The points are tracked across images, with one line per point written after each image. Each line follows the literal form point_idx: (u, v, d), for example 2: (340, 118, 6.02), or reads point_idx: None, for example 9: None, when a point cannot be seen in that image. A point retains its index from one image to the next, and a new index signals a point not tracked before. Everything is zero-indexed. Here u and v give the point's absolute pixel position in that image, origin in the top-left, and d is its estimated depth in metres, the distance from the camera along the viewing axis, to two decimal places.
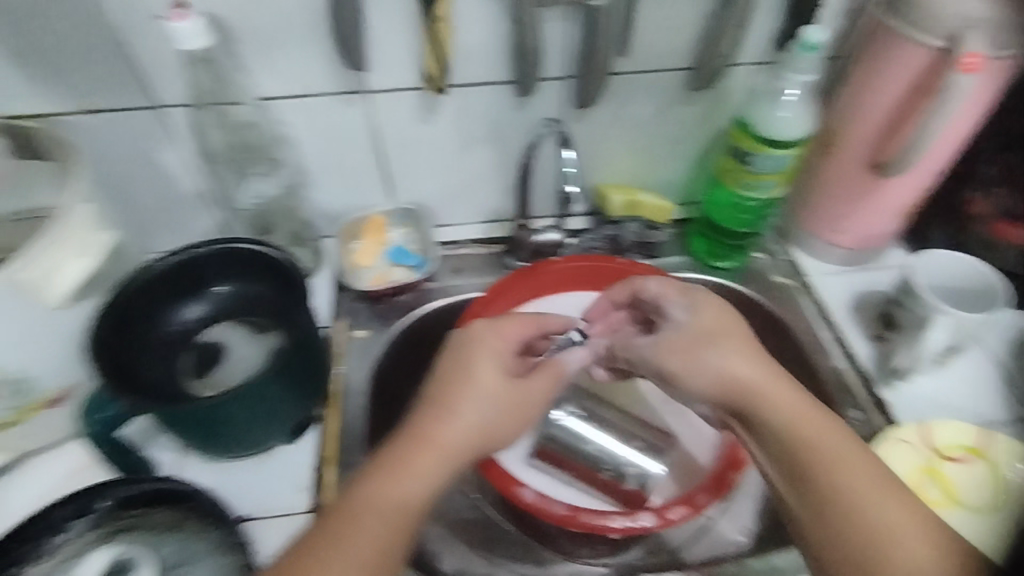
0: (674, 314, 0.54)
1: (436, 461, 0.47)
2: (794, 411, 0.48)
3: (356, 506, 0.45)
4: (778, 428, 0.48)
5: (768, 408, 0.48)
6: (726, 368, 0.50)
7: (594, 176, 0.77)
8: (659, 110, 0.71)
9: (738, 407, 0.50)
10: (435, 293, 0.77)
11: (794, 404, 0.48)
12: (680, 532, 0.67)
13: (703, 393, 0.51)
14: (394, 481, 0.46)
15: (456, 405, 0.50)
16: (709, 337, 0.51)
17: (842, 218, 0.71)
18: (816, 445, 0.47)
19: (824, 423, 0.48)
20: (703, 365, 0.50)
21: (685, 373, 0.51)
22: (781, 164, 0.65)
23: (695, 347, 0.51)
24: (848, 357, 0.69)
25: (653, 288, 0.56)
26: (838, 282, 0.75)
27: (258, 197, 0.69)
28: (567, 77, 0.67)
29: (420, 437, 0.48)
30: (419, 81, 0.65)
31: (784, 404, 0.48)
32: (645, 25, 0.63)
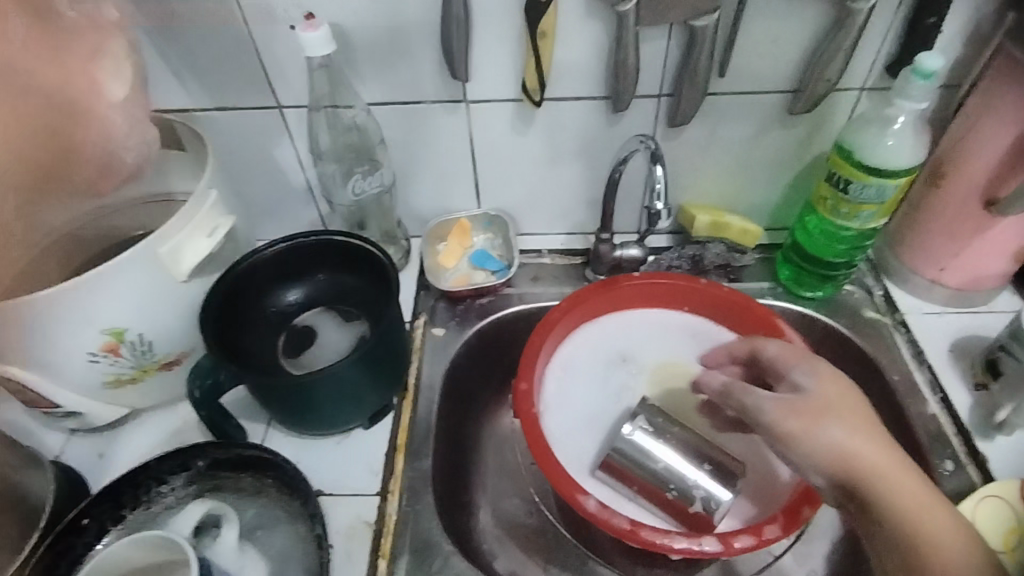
0: (799, 379, 0.52)
1: None
2: (906, 486, 0.45)
3: None
4: (883, 500, 0.45)
5: (887, 496, 0.44)
6: (848, 439, 0.46)
7: (681, 195, 0.76)
8: (755, 132, 0.70)
9: (854, 489, 0.45)
10: (513, 298, 0.79)
11: (914, 494, 0.44)
12: (742, 564, 0.65)
13: (816, 464, 0.47)
14: None
15: None
16: (832, 409, 0.47)
17: (947, 255, 0.67)
18: (937, 536, 0.43)
19: (948, 521, 0.44)
20: (822, 437, 0.47)
21: (800, 437, 0.47)
22: (885, 194, 0.62)
23: (817, 415, 0.48)
24: (945, 405, 0.65)
25: (771, 350, 0.56)
26: (938, 324, 0.70)
27: (356, 193, 0.72)
28: (663, 95, 0.67)
29: None
30: (516, 93, 0.68)
31: (906, 494, 0.44)
32: (747, 46, 0.63)
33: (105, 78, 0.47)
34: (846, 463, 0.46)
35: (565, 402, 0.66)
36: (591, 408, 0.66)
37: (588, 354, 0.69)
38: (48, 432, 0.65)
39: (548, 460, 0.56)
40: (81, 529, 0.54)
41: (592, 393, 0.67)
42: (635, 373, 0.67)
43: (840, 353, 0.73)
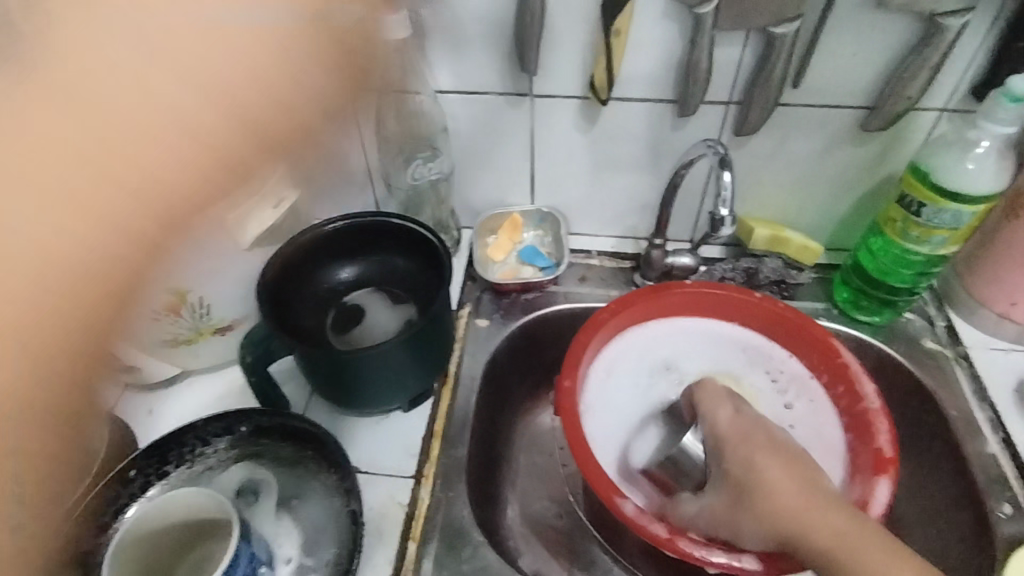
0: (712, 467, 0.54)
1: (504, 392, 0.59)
2: (826, 520, 0.45)
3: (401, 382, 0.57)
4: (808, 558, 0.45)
5: (809, 553, 0.45)
6: (764, 531, 0.47)
7: (739, 206, 0.75)
8: (824, 147, 0.68)
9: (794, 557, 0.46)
10: (558, 296, 0.79)
11: (821, 527, 0.45)
12: None
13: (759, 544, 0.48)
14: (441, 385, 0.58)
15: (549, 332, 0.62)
16: (745, 498, 0.49)
17: (1020, 288, 0.64)
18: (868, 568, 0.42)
19: (853, 533, 0.43)
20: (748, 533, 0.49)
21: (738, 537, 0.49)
22: (960, 220, 0.59)
23: (736, 512, 0.50)
24: (1006, 445, 0.61)
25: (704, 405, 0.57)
26: (1003, 361, 0.67)
27: (416, 177, 0.74)
28: (732, 103, 0.66)
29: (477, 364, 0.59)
30: (582, 91, 0.67)
31: (815, 533, 0.45)
32: (825, 57, 0.61)
33: None
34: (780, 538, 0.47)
35: (606, 403, 0.65)
36: (633, 412, 0.65)
37: (634, 359, 0.68)
38: None
39: (586, 460, 0.56)
40: (127, 480, 0.56)
41: (635, 397, 0.66)
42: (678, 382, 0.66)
43: (895, 382, 0.71)
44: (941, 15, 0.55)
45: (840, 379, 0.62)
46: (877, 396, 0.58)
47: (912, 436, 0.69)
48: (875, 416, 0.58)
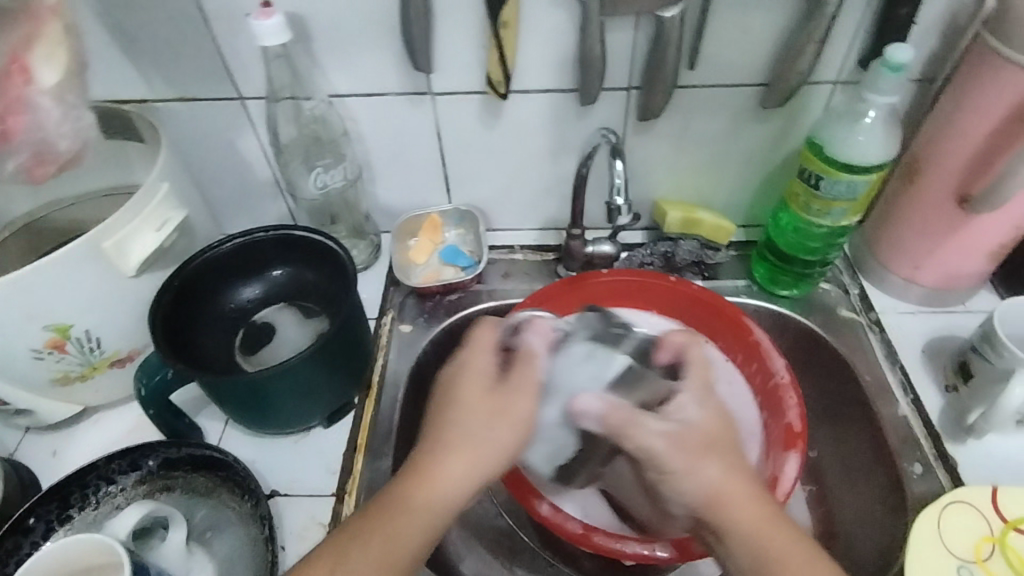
0: (683, 398, 0.46)
1: (432, 498, 0.43)
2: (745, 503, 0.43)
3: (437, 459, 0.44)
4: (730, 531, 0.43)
5: (729, 526, 0.43)
6: (723, 476, 0.44)
7: (653, 190, 0.75)
8: (728, 127, 0.68)
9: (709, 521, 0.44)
10: (482, 295, 0.78)
11: (750, 515, 0.43)
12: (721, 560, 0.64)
13: (687, 498, 0.44)
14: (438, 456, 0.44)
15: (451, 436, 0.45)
16: (714, 447, 0.45)
17: (921, 252, 0.65)
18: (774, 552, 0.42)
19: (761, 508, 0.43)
20: (699, 474, 0.44)
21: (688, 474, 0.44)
22: (855, 190, 0.60)
23: (703, 452, 0.44)
24: (915, 406, 0.63)
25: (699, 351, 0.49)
26: (912, 323, 0.69)
27: (319, 186, 0.70)
28: (632, 88, 0.66)
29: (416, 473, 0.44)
30: (482, 85, 0.66)
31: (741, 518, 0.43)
32: (716, 37, 0.61)
33: (40, 65, 0.45)
34: (713, 499, 0.43)
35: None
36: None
37: None
38: (2, 428, 0.64)
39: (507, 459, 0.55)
40: (28, 529, 0.53)
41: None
42: None
43: (813, 354, 0.72)
44: None
45: (752, 356, 0.63)
46: (786, 370, 0.60)
47: (833, 406, 0.70)
48: (785, 390, 0.59)
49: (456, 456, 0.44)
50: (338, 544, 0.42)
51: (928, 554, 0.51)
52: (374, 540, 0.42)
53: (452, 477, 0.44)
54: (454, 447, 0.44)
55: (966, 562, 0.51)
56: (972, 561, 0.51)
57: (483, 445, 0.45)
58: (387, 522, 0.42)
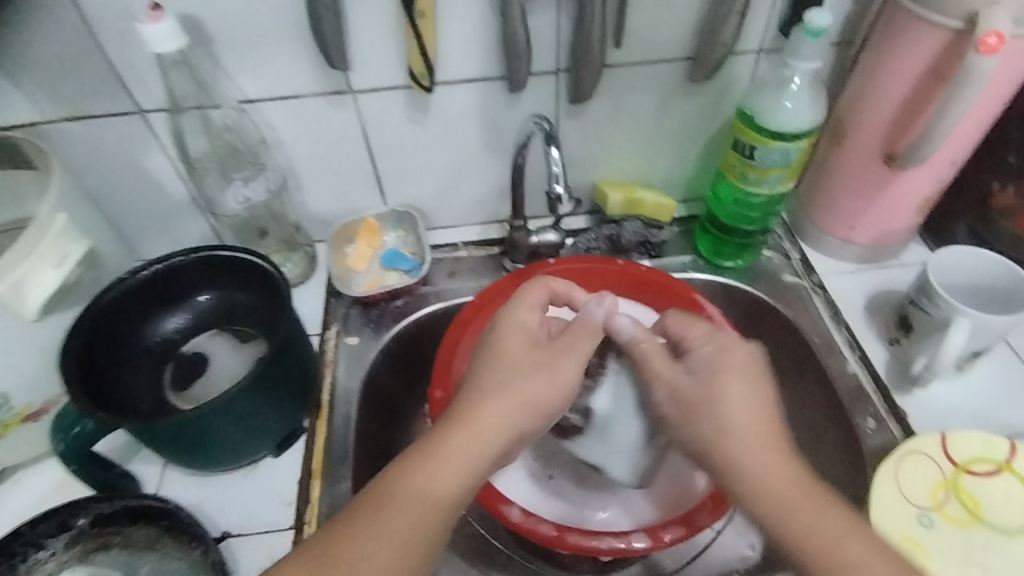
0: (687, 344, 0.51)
1: (465, 445, 0.44)
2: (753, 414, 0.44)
3: (413, 472, 0.42)
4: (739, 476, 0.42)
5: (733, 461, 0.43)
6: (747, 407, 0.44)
7: (593, 173, 0.74)
8: (660, 104, 0.68)
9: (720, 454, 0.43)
10: (429, 296, 0.75)
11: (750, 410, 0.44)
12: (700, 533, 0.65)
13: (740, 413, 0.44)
14: (455, 443, 0.44)
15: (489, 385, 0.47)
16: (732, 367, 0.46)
17: (855, 212, 0.67)
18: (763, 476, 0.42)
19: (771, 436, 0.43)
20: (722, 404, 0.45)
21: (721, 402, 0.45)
22: (789, 156, 0.61)
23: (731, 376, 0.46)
24: (863, 362, 0.64)
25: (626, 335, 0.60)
26: (851, 281, 0.71)
27: (240, 201, 0.67)
28: (561, 71, 0.64)
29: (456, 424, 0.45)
30: (404, 79, 0.63)
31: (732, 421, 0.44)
32: (639, 12, 0.60)
33: None
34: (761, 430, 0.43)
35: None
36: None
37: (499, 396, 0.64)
38: None
39: None
40: None
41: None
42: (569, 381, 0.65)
43: (763, 321, 0.73)
44: None
45: None
46: None
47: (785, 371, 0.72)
48: None
49: (485, 423, 0.45)
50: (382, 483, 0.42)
51: (890, 508, 0.52)
52: (415, 486, 0.42)
53: (469, 451, 0.44)
54: (483, 407, 0.46)
55: (925, 509, 0.53)
56: (929, 509, 0.53)
57: (489, 422, 0.45)
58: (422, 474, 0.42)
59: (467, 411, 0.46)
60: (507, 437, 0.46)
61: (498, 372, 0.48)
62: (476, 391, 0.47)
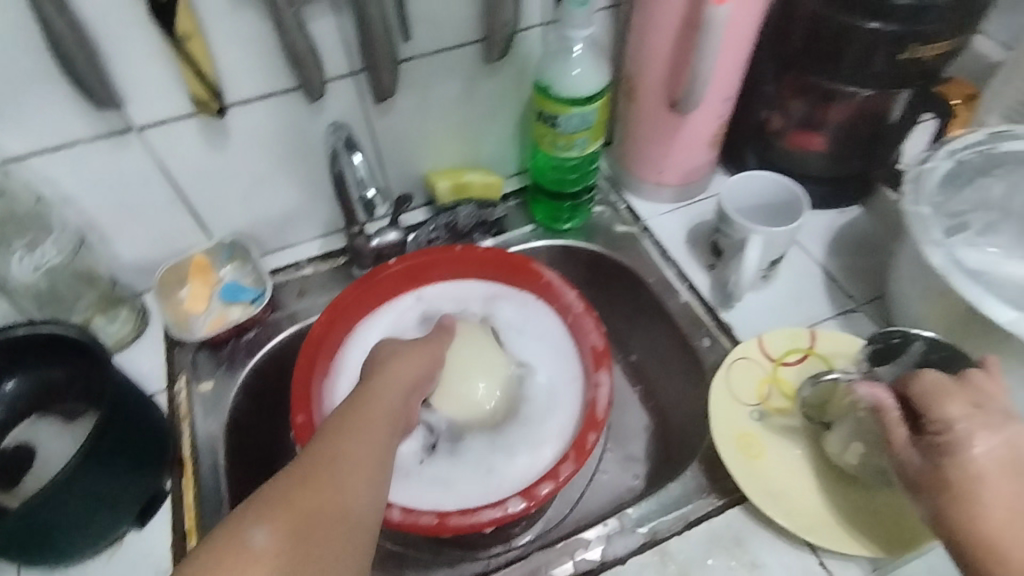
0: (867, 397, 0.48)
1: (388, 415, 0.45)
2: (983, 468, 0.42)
3: (344, 438, 0.41)
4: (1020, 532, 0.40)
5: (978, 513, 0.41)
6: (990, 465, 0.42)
7: (419, 166, 0.74)
8: (465, 88, 0.69)
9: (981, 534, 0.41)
10: (282, 321, 0.73)
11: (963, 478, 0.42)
12: None
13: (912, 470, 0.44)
14: (375, 409, 0.44)
15: (393, 369, 0.49)
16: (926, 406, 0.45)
17: (659, 157, 0.73)
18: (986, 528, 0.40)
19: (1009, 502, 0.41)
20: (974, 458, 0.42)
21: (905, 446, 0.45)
22: (588, 120, 0.65)
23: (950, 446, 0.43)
24: (692, 290, 0.71)
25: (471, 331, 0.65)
26: (672, 220, 0.77)
27: (30, 267, 0.61)
28: (357, 72, 0.63)
29: (361, 398, 0.45)
30: (191, 106, 0.59)
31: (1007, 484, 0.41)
32: (419, 3, 0.60)
33: None
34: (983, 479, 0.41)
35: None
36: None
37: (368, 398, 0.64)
38: None
39: None
40: None
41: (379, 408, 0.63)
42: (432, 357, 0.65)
43: (606, 273, 0.78)
44: None
45: (548, 296, 0.66)
46: (578, 299, 0.63)
47: (632, 311, 0.77)
48: (582, 319, 0.63)
49: (386, 398, 0.46)
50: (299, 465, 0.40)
51: (726, 412, 0.60)
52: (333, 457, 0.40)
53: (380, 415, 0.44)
54: (384, 388, 0.47)
55: (755, 406, 0.60)
56: (759, 404, 0.60)
57: (391, 394, 0.46)
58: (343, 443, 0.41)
59: (368, 393, 0.46)
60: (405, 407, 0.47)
61: (383, 366, 0.49)
62: (372, 381, 0.47)
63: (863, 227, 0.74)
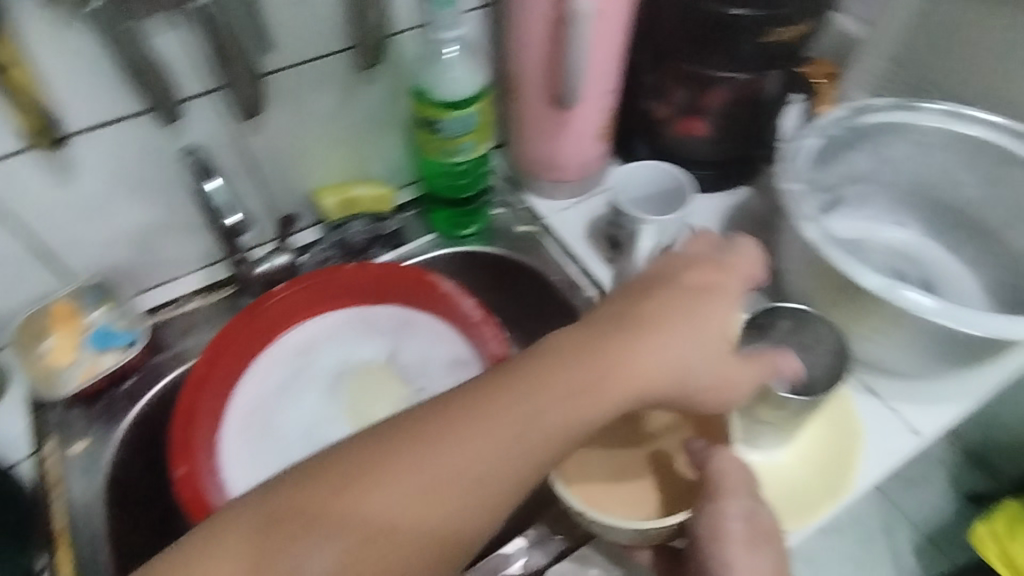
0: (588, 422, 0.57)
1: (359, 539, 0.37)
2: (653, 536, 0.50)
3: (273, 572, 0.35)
4: None
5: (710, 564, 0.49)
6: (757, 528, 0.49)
7: (303, 184, 0.70)
8: (341, 99, 0.66)
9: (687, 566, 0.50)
10: (165, 364, 0.68)
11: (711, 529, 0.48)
12: None
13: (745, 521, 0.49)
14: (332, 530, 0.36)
15: (423, 443, 0.39)
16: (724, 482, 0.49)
17: (552, 155, 0.72)
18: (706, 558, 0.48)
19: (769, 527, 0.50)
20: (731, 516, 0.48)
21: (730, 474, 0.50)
22: (470, 122, 0.63)
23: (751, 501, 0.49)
24: (596, 285, 0.71)
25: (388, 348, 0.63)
26: (570, 215, 0.77)
27: None
28: (215, 89, 0.58)
29: (341, 510, 0.37)
30: (25, 141, 0.53)
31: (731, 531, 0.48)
32: (275, 13, 0.56)
33: None
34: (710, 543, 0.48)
35: (250, 442, 0.59)
36: (274, 452, 0.58)
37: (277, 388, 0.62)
38: None
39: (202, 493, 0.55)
40: None
41: (283, 442, 0.59)
42: (337, 358, 0.64)
43: (510, 273, 0.77)
44: None
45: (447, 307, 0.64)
46: (476, 306, 0.62)
47: (539, 311, 0.76)
48: (481, 325, 0.62)
49: (389, 502, 0.37)
50: (330, 466, 0.38)
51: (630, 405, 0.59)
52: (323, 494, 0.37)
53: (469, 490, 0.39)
54: (468, 435, 0.40)
55: None
56: None
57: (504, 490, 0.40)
58: (379, 504, 0.37)
59: (438, 468, 0.38)
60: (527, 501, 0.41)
61: (541, 399, 0.41)
62: (390, 461, 0.38)
63: (751, 206, 0.77)
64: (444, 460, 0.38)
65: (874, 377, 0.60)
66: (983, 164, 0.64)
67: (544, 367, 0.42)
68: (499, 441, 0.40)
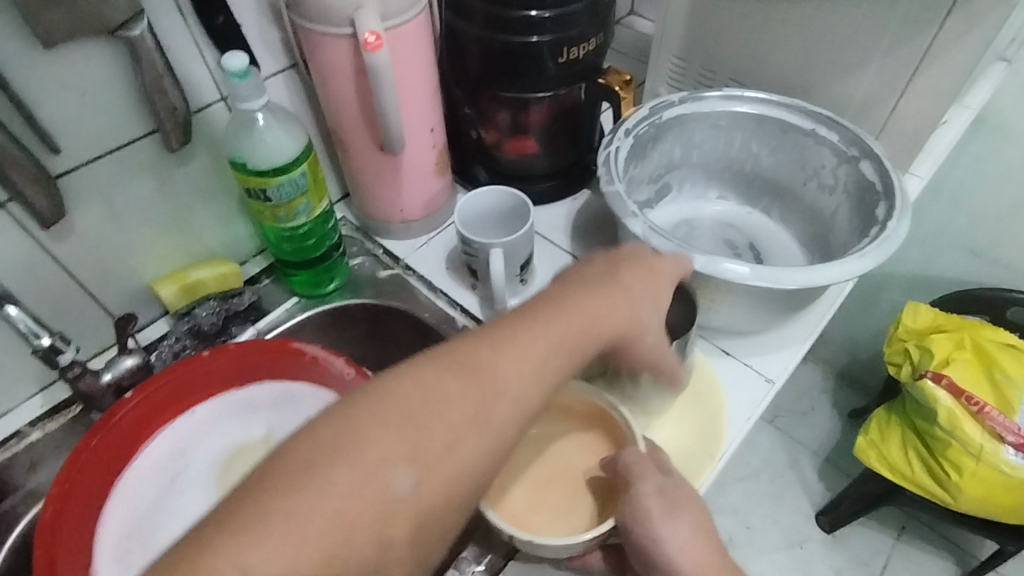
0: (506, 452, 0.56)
1: (330, 511, 0.33)
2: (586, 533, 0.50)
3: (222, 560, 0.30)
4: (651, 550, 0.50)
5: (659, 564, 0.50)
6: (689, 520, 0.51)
7: (136, 278, 0.66)
8: (157, 184, 0.63)
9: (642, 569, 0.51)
10: (15, 506, 0.61)
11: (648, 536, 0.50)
12: None
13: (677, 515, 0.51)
14: (316, 487, 0.33)
15: (401, 401, 0.37)
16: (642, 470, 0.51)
17: (394, 197, 0.73)
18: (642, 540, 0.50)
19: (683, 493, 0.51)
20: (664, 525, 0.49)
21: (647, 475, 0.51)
22: (300, 183, 0.62)
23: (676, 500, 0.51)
24: (465, 313, 0.72)
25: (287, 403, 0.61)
26: (428, 251, 0.78)
27: None
28: (3, 204, 0.54)
29: (340, 444, 0.34)
30: None
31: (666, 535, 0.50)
32: (54, 112, 0.53)
33: None
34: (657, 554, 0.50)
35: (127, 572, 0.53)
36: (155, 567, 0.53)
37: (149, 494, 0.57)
38: None
39: None
40: None
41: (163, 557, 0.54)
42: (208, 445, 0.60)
43: (383, 319, 0.77)
44: (118, 33, 0.51)
45: (321, 373, 0.62)
46: (348, 365, 0.61)
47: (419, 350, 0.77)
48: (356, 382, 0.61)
49: (353, 463, 0.34)
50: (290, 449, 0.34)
51: None
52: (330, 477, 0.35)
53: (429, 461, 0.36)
54: (447, 386, 0.39)
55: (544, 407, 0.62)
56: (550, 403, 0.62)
57: (465, 466, 0.38)
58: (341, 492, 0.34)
59: (401, 435, 0.36)
60: (464, 501, 0.38)
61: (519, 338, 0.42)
62: (402, 393, 0.37)
63: (594, 207, 0.82)
64: (470, 389, 0.39)
65: (727, 340, 0.67)
66: (769, 134, 0.73)
67: (516, 331, 0.43)
68: (456, 402, 0.38)
